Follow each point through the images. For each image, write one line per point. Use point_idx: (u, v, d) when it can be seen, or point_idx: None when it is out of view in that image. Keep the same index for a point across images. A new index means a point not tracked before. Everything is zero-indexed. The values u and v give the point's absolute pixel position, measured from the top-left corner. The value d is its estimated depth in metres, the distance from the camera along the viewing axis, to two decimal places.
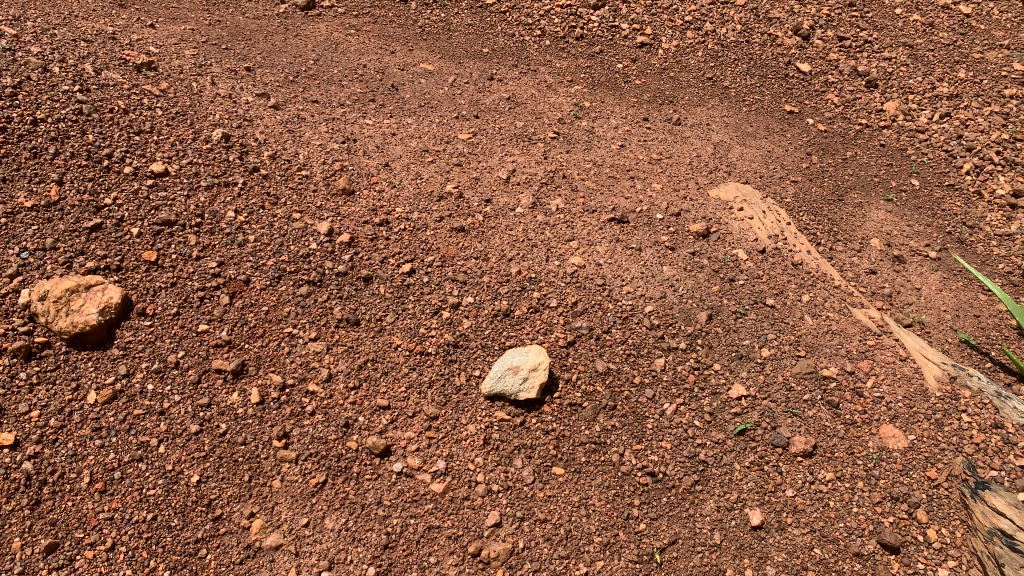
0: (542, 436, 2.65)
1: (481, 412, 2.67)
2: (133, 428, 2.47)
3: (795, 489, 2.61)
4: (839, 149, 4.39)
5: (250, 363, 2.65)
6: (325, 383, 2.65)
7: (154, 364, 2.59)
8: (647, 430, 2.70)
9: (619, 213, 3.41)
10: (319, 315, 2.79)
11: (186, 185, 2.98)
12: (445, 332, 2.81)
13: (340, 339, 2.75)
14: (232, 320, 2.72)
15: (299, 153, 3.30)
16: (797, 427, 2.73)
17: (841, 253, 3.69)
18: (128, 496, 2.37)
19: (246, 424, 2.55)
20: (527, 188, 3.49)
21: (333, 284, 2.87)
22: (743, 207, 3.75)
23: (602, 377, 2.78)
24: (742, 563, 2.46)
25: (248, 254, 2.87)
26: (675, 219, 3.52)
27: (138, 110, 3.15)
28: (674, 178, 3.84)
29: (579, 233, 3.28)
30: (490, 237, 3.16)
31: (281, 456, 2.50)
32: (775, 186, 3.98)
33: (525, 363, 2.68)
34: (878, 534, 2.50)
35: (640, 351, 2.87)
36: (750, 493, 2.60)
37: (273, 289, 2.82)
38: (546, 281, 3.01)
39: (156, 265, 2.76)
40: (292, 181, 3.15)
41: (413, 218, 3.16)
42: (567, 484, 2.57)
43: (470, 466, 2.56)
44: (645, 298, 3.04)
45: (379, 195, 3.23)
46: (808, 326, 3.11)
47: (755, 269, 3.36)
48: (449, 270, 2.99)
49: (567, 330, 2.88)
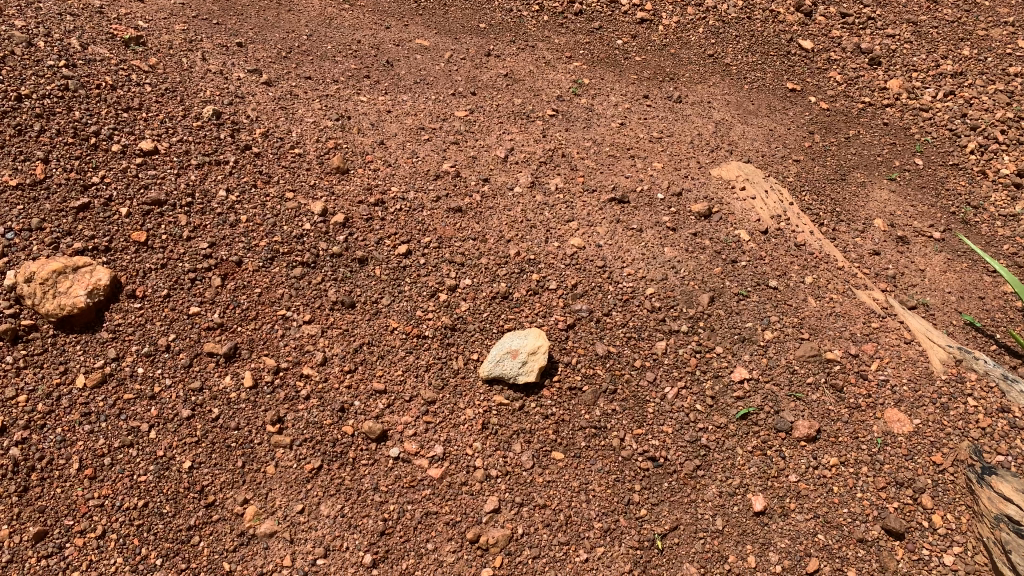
0: (542, 420, 2.60)
1: (479, 396, 2.61)
2: (123, 413, 2.42)
3: (798, 474, 2.57)
4: (842, 128, 4.32)
5: (243, 346, 2.60)
6: (320, 367, 2.59)
7: (144, 348, 2.53)
8: (649, 414, 2.65)
9: (620, 193, 3.34)
10: (313, 297, 2.73)
11: (176, 163, 2.90)
12: (442, 314, 2.75)
13: (335, 322, 2.69)
14: (224, 302, 2.66)
15: (292, 130, 3.22)
16: (801, 412, 2.68)
17: (844, 234, 3.63)
18: (119, 483, 2.32)
19: (239, 409, 2.49)
20: (526, 167, 3.42)
21: (328, 266, 2.80)
22: (745, 186, 3.70)
23: (602, 360, 2.73)
24: (744, 549, 2.43)
25: (240, 235, 2.80)
26: (676, 199, 3.46)
27: (127, 86, 3.07)
28: (675, 157, 3.77)
29: (579, 213, 3.21)
30: (487, 218, 3.09)
31: (275, 441, 2.45)
32: (777, 165, 3.92)
33: (525, 346, 2.62)
34: (882, 519, 2.46)
35: (641, 334, 2.82)
36: (752, 478, 2.55)
37: (266, 270, 2.75)
38: (545, 263, 2.95)
39: (145, 245, 2.69)
40: (285, 160, 3.08)
41: (409, 198, 3.09)
42: (567, 469, 2.52)
43: (468, 451, 2.51)
44: (646, 279, 2.98)
45: (374, 174, 3.16)
46: (811, 308, 3.06)
47: (757, 250, 3.30)
48: (447, 251, 2.92)
49: (567, 312, 2.82)
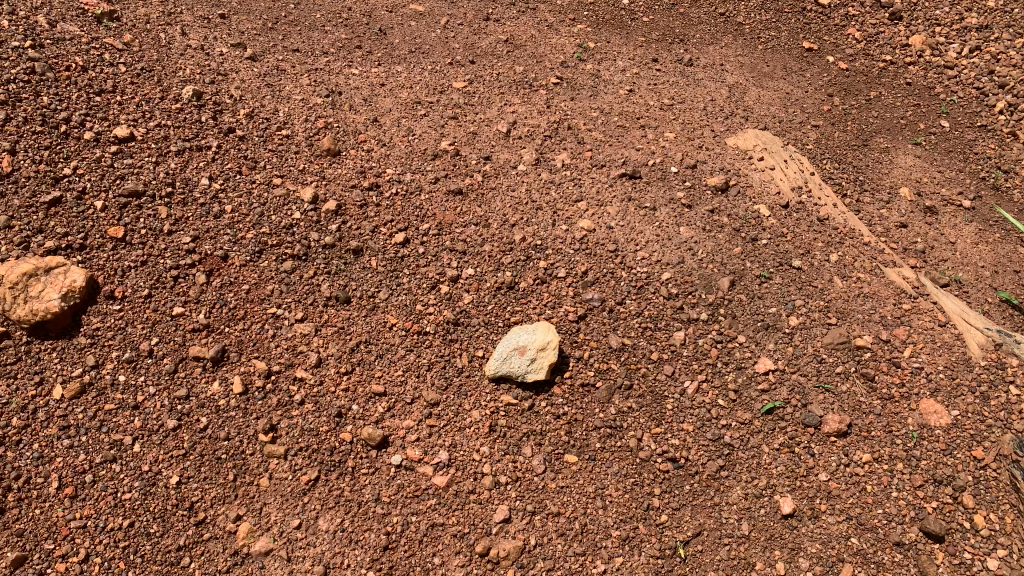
0: (553, 421, 2.43)
1: (486, 396, 2.44)
2: (104, 426, 2.26)
3: (829, 473, 2.40)
4: (862, 89, 4.08)
5: (232, 348, 2.42)
6: (314, 370, 2.42)
7: (126, 353, 2.36)
8: (667, 411, 2.48)
9: (630, 168, 3.13)
10: (306, 293, 2.54)
11: (155, 150, 2.70)
12: (444, 309, 2.57)
13: (329, 320, 2.51)
14: (210, 301, 2.48)
15: (278, 109, 3.01)
16: (830, 405, 2.51)
17: (869, 205, 3.42)
18: (102, 502, 2.16)
19: (229, 417, 2.33)
20: (530, 141, 3.20)
21: (320, 258, 2.61)
22: (763, 156, 3.48)
23: (616, 354, 2.55)
24: (773, 555, 2.27)
25: (225, 227, 2.61)
26: (691, 172, 3.25)
27: (99, 67, 2.85)
28: (687, 126, 3.55)
29: (588, 192, 3.01)
30: (490, 201, 2.89)
31: (268, 451, 2.29)
32: (795, 132, 3.70)
33: (534, 342, 2.44)
34: (920, 521, 2.30)
35: (658, 324, 2.63)
36: (780, 478, 2.39)
37: (254, 265, 2.56)
38: (553, 248, 2.76)
39: (124, 242, 2.51)
40: (272, 143, 2.87)
41: (405, 181, 2.88)
42: (582, 473, 2.35)
43: (475, 457, 2.34)
44: (661, 263, 2.78)
45: (368, 155, 2.95)
46: (838, 289, 2.86)
47: (778, 227, 3.10)
48: (447, 238, 2.73)
49: (577, 302, 2.63)
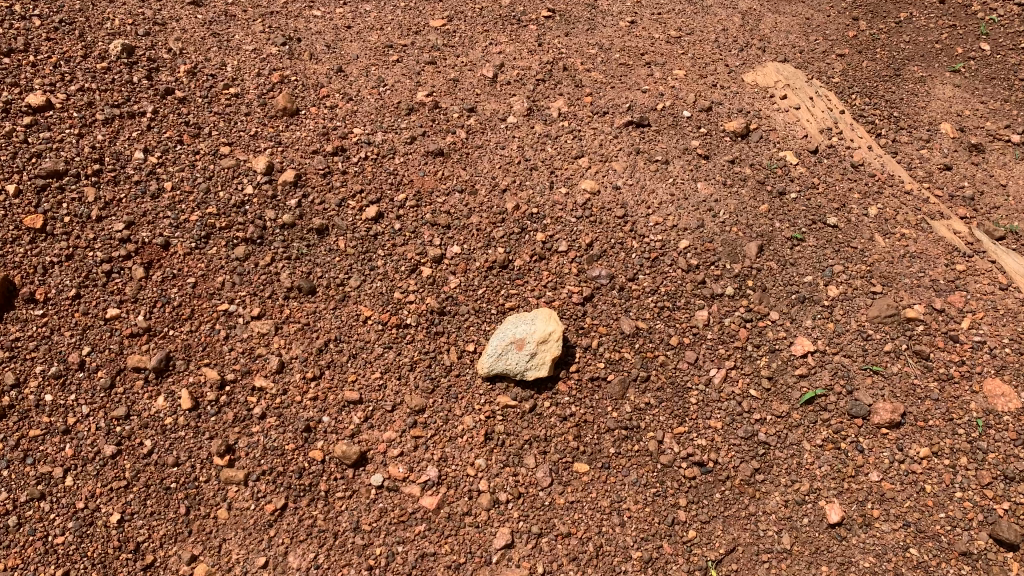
0: (559, 424, 2.08)
1: (480, 399, 2.09)
2: (30, 457, 1.91)
3: (881, 471, 2.06)
4: (891, 10, 3.60)
5: (178, 355, 2.06)
6: (277, 376, 2.06)
7: (51, 368, 1.99)
8: (692, 406, 2.12)
9: (637, 114, 2.72)
10: (263, 285, 2.17)
11: (78, 120, 2.29)
12: (426, 296, 2.20)
13: (292, 315, 2.14)
14: (150, 300, 2.11)
15: (225, 63, 2.58)
16: (880, 391, 2.15)
17: (906, 144, 3.01)
18: (30, 549, 1.83)
19: (179, 439, 1.97)
20: (520, 87, 2.78)
21: (279, 241, 2.23)
22: (786, 93, 3.07)
23: (629, 340, 2.19)
24: (820, 572, 1.94)
25: (165, 209, 2.22)
26: (706, 116, 2.84)
27: (8, 22, 2.41)
28: (698, 61, 3.12)
29: (589, 145, 2.60)
30: (476, 162, 2.49)
31: (225, 477, 1.94)
32: (819, 64, 3.28)
33: (534, 333, 2.08)
34: (990, 526, 1.97)
35: (676, 302, 2.26)
36: (824, 480, 2.05)
37: (201, 253, 2.18)
38: (551, 217, 2.37)
39: (44, 233, 2.12)
40: (219, 104, 2.46)
41: (376, 142, 2.47)
42: (595, 484, 2.01)
43: (469, 471, 2.00)
44: (678, 228, 2.40)
45: (332, 113, 2.54)
46: (880, 248, 2.49)
47: (808, 177, 2.72)
48: (428, 210, 2.34)
49: (581, 280, 2.26)
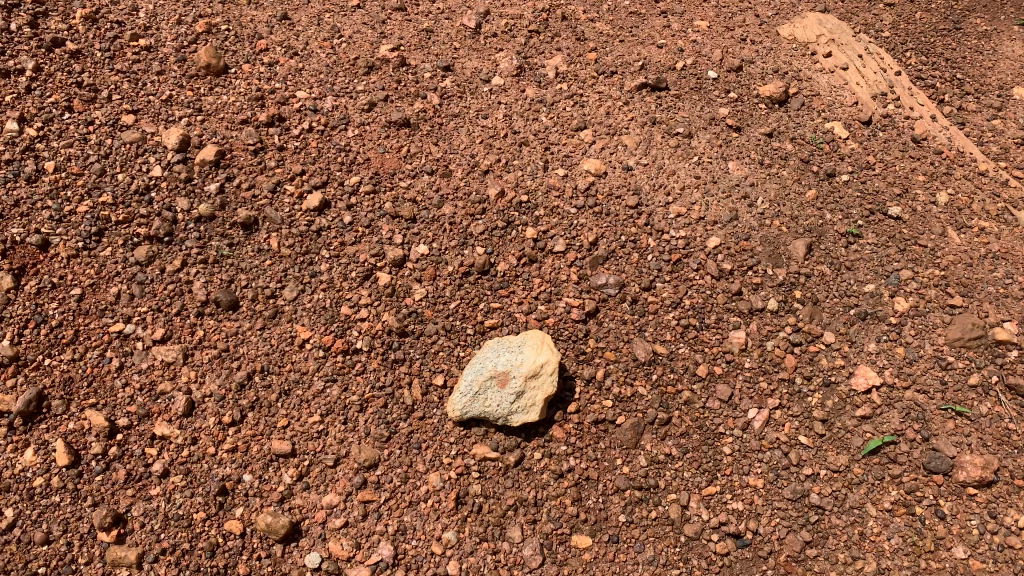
0: (553, 483, 1.61)
1: (451, 450, 1.61)
2: None
3: (967, 547, 1.57)
4: None
5: (54, 393, 1.56)
6: (184, 422, 1.58)
7: None
8: (723, 458, 1.65)
9: (652, 75, 2.18)
10: (171, 298, 1.67)
11: None
12: (384, 312, 1.70)
13: (207, 339, 1.65)
14: (18, 318, 1.60)
15: (136, 7, 2.04)
16: (965, 439, 1.66)
17: (975, 112, 2.49)
18: None
19: (50, 507, 1.49)
20: (508, 40, 2.24)
21: (193, 241, 1.73)
22: (830, 50, 2.49)
23: (644, 371, 1.71)
24: None
25: (44, 197, 1.71)
26: (736, 78, 2.32)
27: None
28: (725, 9, 2.58)
29: (593, 114, 2.06)
30: (452, 135, 1.96)
31: (110, 560, 1.46)
32: (867, 13, 2.75)
33: (520, 366, 1.58)
34: None
35: (704, 319, 1.77)
36: (895, 558, 1.57)
37: (89, 257, 1.68)
38: (546, 207, 1.87)
39: None
40: (123, 60, 1.93)
41: (324, 108, 1.95)
42: (597, 566, 1.54)
43: (435, 549, 1.53)
44: (706, 221, 1.89)
45: (270, 71, 2.00)
46: (955, 247, 1.98)
47: (862, 154, 2.22)
48: (387, 196, 1.82)
49: (584, 292, 1.77)
